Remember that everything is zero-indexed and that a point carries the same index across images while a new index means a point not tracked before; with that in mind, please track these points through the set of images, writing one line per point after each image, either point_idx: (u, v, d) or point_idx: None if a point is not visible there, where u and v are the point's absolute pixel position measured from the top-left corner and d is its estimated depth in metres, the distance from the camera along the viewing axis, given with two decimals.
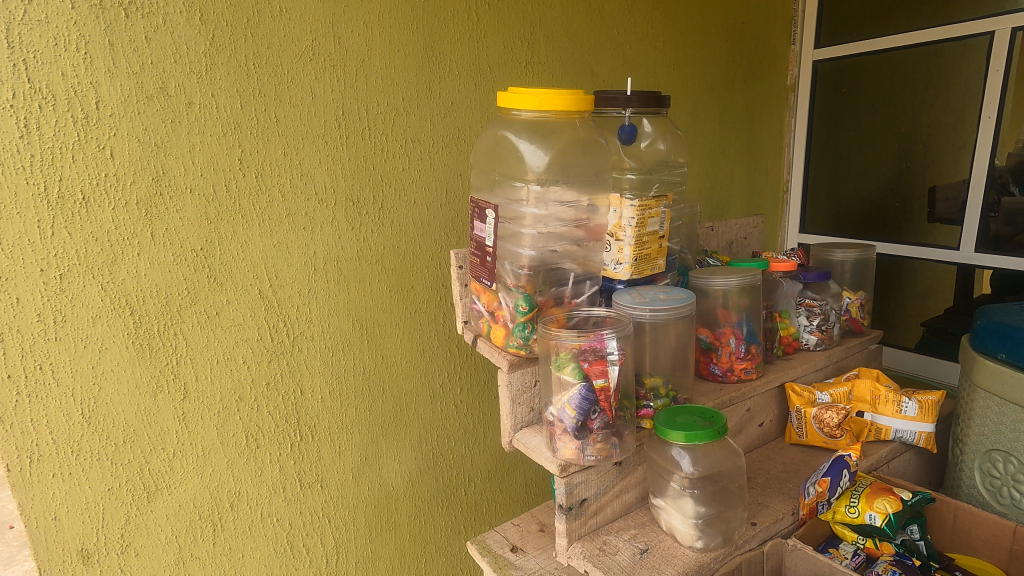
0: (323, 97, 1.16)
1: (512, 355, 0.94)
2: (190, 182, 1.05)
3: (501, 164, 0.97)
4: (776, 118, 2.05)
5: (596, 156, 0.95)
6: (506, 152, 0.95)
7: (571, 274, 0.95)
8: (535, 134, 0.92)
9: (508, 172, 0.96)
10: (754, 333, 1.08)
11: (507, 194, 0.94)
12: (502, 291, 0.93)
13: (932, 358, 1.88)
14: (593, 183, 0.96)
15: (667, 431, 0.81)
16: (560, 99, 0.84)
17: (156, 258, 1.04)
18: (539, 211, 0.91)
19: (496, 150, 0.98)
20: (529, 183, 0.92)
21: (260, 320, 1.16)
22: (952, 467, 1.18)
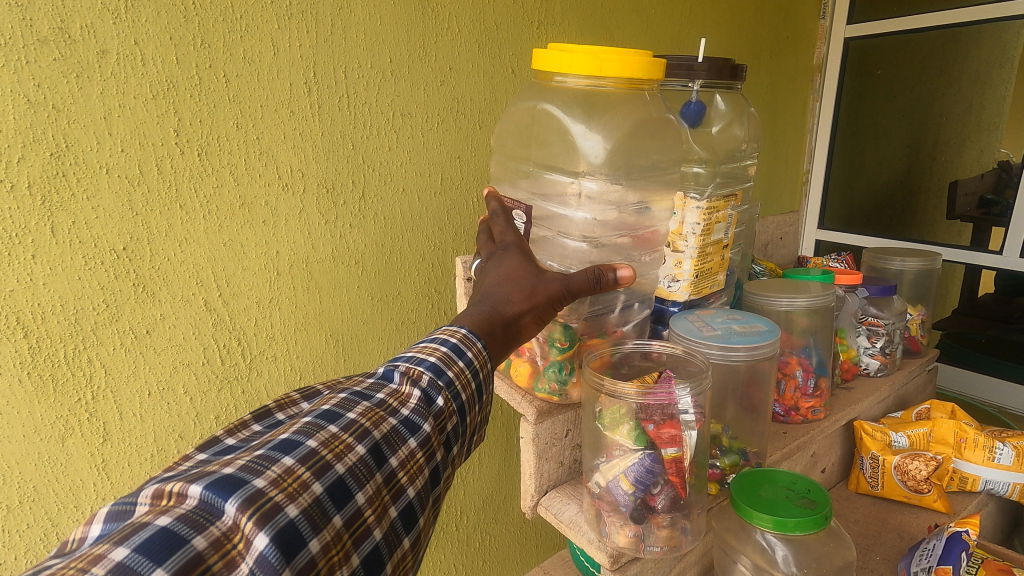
0: (290, 53, 0.89)
1: (540, 401, 0.74)
2: (105, 159, 0.78)
3: (538, 147, 0.77)
4: (799, 101, 1.83)
5: (662, 142, 0.75)
6: (548, 132, 0.75)
7: (619, 299, 0.78)
8: (590, 110, 0.71)
9: (549, 159, 0.75)
10: (824, 364, 0.89)
11: (546, 190, 0.75)
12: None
13: (969, 371, 1.79)
14: (655, 178, 0.76)
15: (749, 512, 0.62)
16: (628, 60, 0.64)
17: (61, 261, 0.78)
18: (588, 217, 0.72)
19: (531, 129, 0.77)
20: (580, 177, 0.72)
21: (206, 339, 0.91)
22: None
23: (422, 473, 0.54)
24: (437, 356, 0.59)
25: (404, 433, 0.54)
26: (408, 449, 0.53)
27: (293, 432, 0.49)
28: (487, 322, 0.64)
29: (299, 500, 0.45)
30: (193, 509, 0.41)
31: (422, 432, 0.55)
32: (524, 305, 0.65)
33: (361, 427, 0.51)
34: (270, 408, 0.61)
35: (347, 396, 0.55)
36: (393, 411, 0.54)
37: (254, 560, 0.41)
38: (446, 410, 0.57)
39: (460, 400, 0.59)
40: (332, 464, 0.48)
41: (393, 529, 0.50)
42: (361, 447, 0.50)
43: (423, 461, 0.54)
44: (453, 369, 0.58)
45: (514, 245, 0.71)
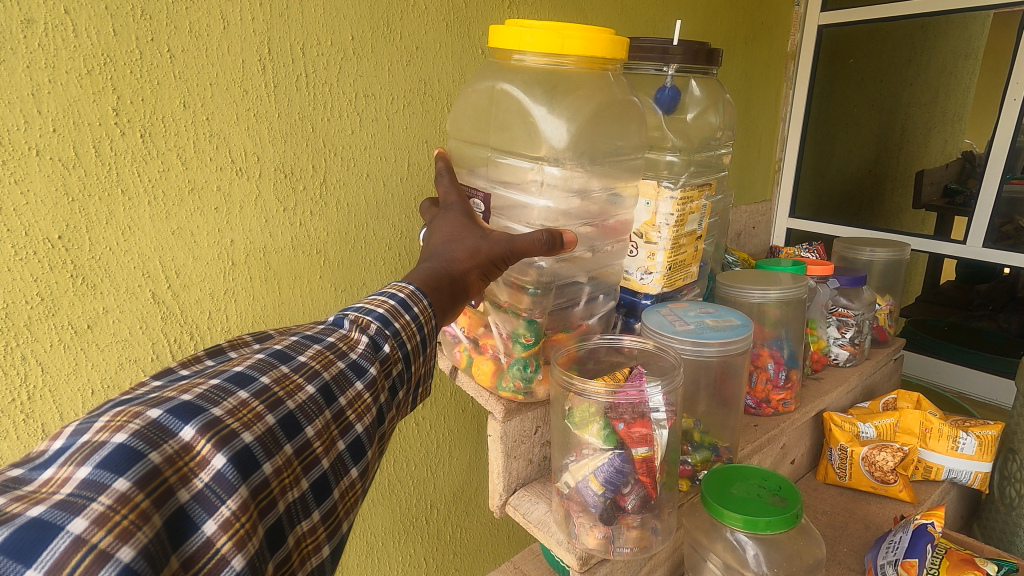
0: (241, 27, 0.83)
1: (506, 401, 0.71)
2: (35, 140, 0.72)
3: (495, 131, 0.72)
4: (773, 89, 1.82)
5: (626, 130, 0.72)
6: (506, 115, 0.71)
7: (583, 291, 0.75)
8: (553, 90, 0.68)
9: (508, 143, 0.71)
10: (795, 356, 0.89)
11: (502, 176, 0.72)
12: (494, 317, 0.72)
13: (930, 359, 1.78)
14: (619, 167, 0.74)
15: (720, 512, 0.61)
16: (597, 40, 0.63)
17: None
18: (548, 207, 0.69)
19: (488, 111, 0.73)
20: (541, 163, 0.68)
21: (155, 333, 0.86)
22: (997, 507, 1.08)
23: (371, 411, 0.53)
24: (385, 308, 0.57)
25: (352, 376, 0.53)
26: (354, 391, 0.52)
27: (247, 366, 0.49)
28: (432, 279, 0.62)
29: (254, 429, 0.44)
30: (148, 426, 0.41)
31: (370, 376, 0.53)
32: (469, 264, 0.65)
33: (312, 368, 0.50)
34: (223, 346, 0.58)
35: (297, 338, 0.54)
36: (343, 354, 0.53)
37: (208, 477, 0.41)
38: (392, 356, 0.56)
39: (407, 348, 0.57)
40: (284, 400, 0.47)
41: (341, 461, 0.50)
42: (312, 386, 0.49)
43: (372, 401, 0.53)
44: (401, 321, 0.57)
45: (457, 206, 0.70)
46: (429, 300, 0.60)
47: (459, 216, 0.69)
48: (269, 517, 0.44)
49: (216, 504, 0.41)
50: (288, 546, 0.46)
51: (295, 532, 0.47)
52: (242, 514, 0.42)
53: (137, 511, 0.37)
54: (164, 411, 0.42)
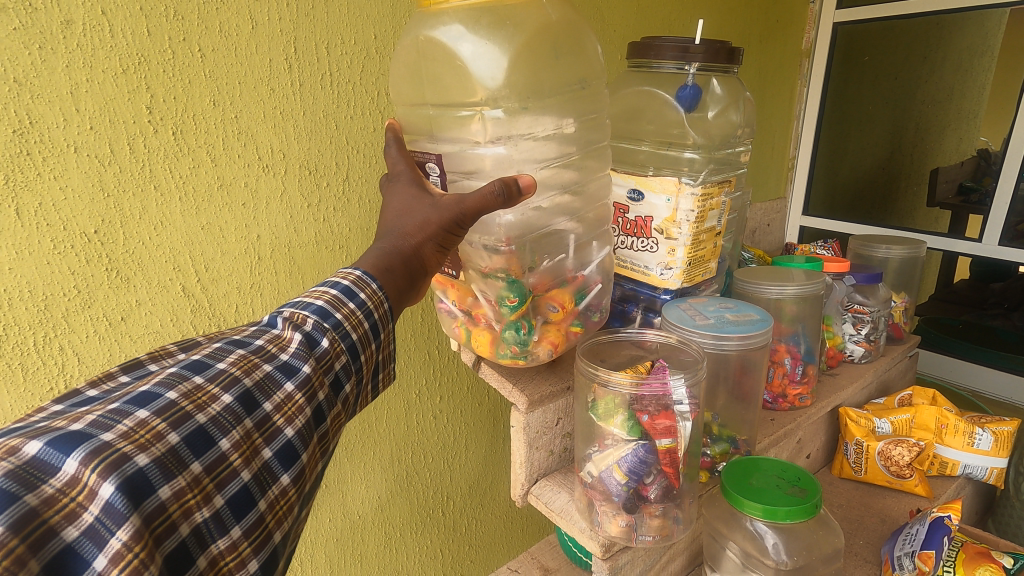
0: (268, 26, 0.85)
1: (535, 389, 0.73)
2: (73, 138, 0.74)
3: (430, 83, 0.72)
4: (786, 86, 1.82)
5: (564, 58, 0.72)
6: (437, 66, 0.70)
7: (569, 237, 0.75)
8: (478, 24, 0.67)
9: (445, 95, 0.71)
10: (812, 352, 0.90)
11: (453, 134, 0.72)
12: (478, 284, 0.73)
13: (943, 356, 1.82)
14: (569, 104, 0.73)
15: (740, 501, 0.62)
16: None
17: (26, 244, 0.74)
18: (503, 149, 0.69)
19: (420, 66, 0.73)
20: (480, 108, 0.68)
21: (184, 325, 0.88)
22: (1011, 502, 1.09)
23: (302, 413, 0.54)
24: (325, 300, 0.60)
25: (281, 378, 0.54)
26: (285, 392, 0.53)
27: (152, 384, 0.49)
28: (384, 262, 0.65)
29: (152, 449, 0.44)
30: (25, 464, 0.39)
31: (302, 375, 0.55)
32: (419, 238, 0.66)
33: (230, 375, 0.51)
34: (141, 360, 0.59)
35: (220, 345, 0.55)
36: (270, 357, 0.55)
37: (99, 509, 0.40)
38: (330, 352, 0.58)
39: (350, 339, 0.60)
40: (193, 414, 0.47)
41: (266, 469, 0.51)
42: (228, 395, 0.50)
43: (303, 402, 0.54)
44: (343, 311, 0.60)
45: (404, 174, 0.71)
46: (380, 284, 0.64)
47: (408, 183, 0.70)
48: (169, 543, 0.44)
49: (107, 537, 0.40)
50: (202, 568, 0.46)
51: (208, 553, 0.46)
52: (136, 544, 0.40)
53: (10, 558, 0.35)
54: (44, 445, 0.41)
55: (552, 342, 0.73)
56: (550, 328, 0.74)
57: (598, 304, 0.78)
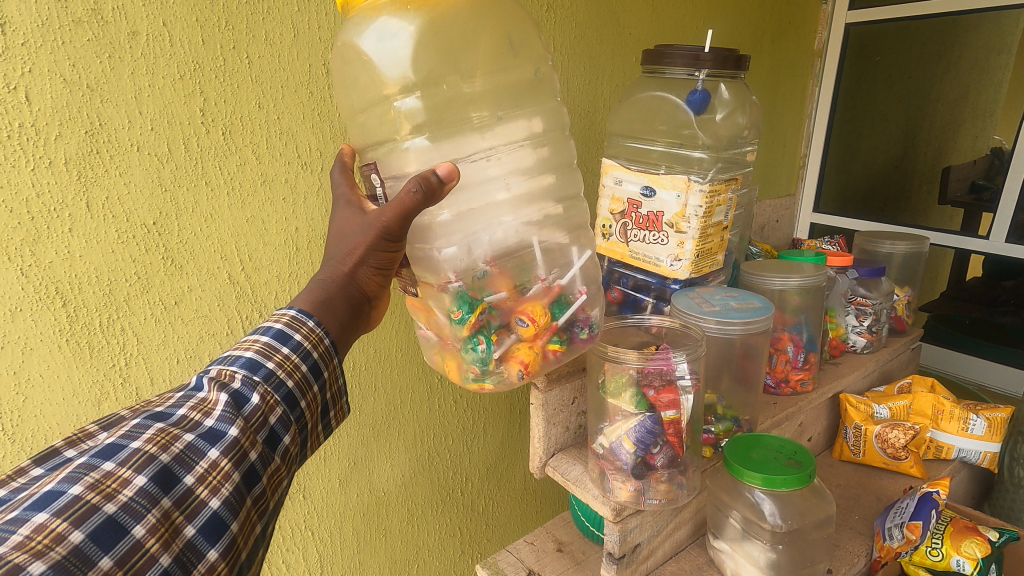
0: (308, 35, 0.93)
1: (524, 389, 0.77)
2: (136, 138, 0.82)
3: (353, 85, 0.77)
4: (798, 86, 1.86)
5: (500, 58, 0.78)
6: (356, 67, 0.75)
7: (531, 241, 0.76)
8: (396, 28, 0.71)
9: (365, 94, 0.76)
10: (814, 340, 0.95)
11: (381, 136, 0.77)
12: (436, 302, 0.75)
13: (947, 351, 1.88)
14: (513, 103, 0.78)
15: (740, 471, 0.69)
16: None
17: (95, 234, 0.81)
18: (427, 142, 0.75)
19: (342, 69, 0.77)
20: (398, 102, 0.74)
21: (230, 310, 0.96)
22: (1006, 486, 1.10)
23: (230, 480, 0.52)
24: (254, 350, 0.61)
25: (203, 446, 0.52)
26: (209, 460, 0.52)
27: (56, 478, 0.46)
28: (317, 301, 0.67)
29: (49, 554, 0.41)
30: None
31: (228, 438, 0.53)
32: (352, 262, 0.68)
33: (146, 453, 0.49)
34: (57, 446, 0.53)
35: (137, 422, 0.52)
36: (193, 425, 0.53)
37: None
38: (262, 406, 0.58)
39: (279, 390, 0.60)
40: (100, 505, 0.45)
41: (191, 548, 0.48)
42: (142, 477, 0.48)
43: (231, 467, 0.52)
44: (276, 358, 0.61)
45: (346, 197, 0.73)
46: (317, 320, 0.66)
47: (347, 203, 0.72)
48: None
49: None
50: None
51: None
52: None
53: None
54: None
55: (521, 361, 0.72)
56: (520, 346, 0.72)
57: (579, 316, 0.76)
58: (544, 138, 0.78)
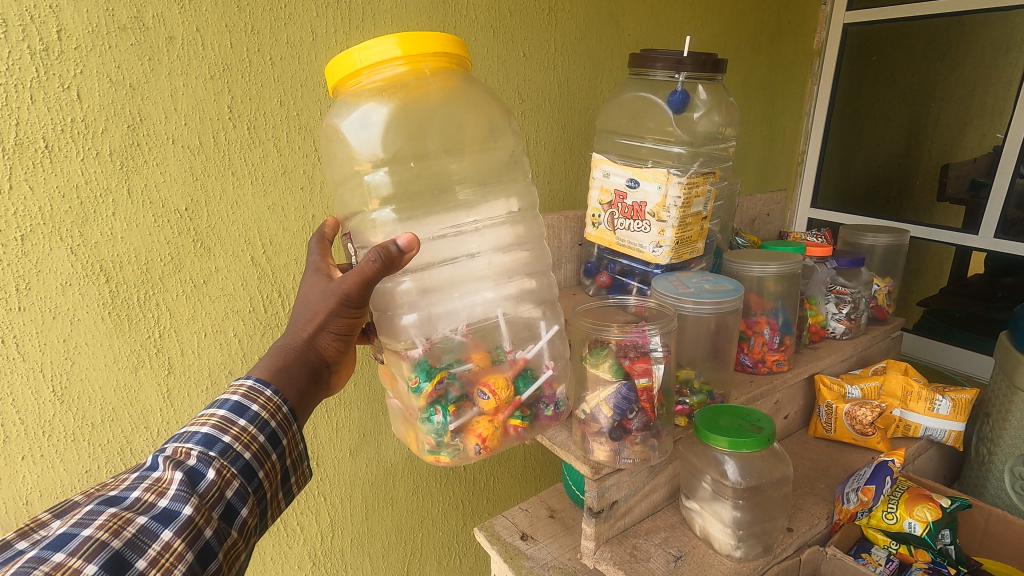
0: (326, 39, 1.01)
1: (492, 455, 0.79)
2: (172, 131, 0.91)
3: (334, 159, 0.82)
4: (797, 85, 1.92)
5: (477, 144, 0.85)
6: (336, 142, 0.80)
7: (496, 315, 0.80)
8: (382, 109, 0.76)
9: (342, 166, 0.82)
10: (789, 324, 1.02)
11: (356, 207, 0.82)
12: (399, 370, 0.79)
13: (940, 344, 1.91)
14: (490, 184, 0.85)
15: (709, 436, 0.76)
16: (414, 41, 0.68)
17: (134, 218, 0.91)
18: (393, 214, 0.80)
19: (327, 143, 0.83)
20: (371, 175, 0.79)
21: (252, 290, 1.05)
22: (974, 465, 1.12)
23: (184, 559, 0.54)
24: (211, 425, 0.65)
25: (155, 528, 0.54)
26: (162, 542, 0.54)
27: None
28: (274, 372, 0.72)
29: None
30: None
31: (182, 517, 0.56)
32: (311, 330, 0.75)
33: (97, 540, 0.50)
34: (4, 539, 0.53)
35: (89, 508, 0.54)
36: (147, 507, 0.55)
37: None
38: (217, 481, 0.61)
39: (235, 465, 0.63)
40: None
41: None
42: (93, 565, 0.49)
43: (184, 547, 0.55)
44: (230, 433, 0.65)
45: (316, 266, 0.81)
46: (275, 388, 0.71)
47: (316, 274, 0.80)
48: None
49: None
50: None
51: None
52: None
53: None
54: None
55: (479, 435, 0.75)
56: (481, 419, 0.75)
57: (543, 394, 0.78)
58: (519, 218, 0.85)
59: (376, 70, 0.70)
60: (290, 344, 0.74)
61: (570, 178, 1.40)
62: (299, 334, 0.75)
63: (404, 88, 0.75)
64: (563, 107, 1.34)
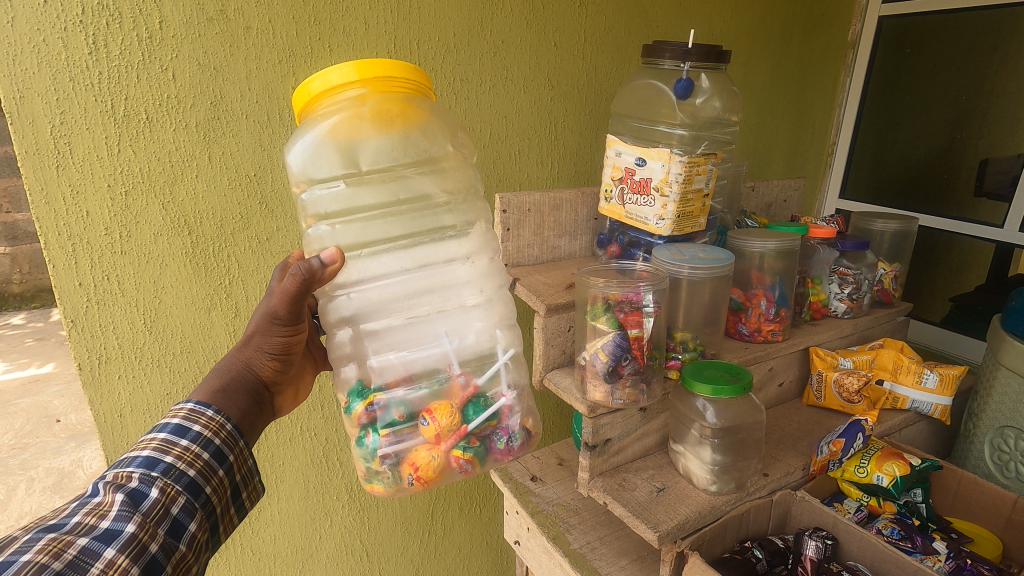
0: (377, 29, 1.14)
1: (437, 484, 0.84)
2: (246, 108, 1.07)
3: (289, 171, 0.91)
4: (828, 77, 1.95)
5: (422, 161, 0.92)
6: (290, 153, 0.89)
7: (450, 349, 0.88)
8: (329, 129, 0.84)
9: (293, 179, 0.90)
10: (785, 297, 1.10)
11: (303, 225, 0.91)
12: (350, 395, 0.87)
13: (951, 333, 1.91)
14: (445, 212, 0.95)
15: (693, 383, 0.86)
16: (370, 67, 0.75)
17: (214, 180, 1.07)
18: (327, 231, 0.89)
19: None
20: (312, 188, 0.88)
21: None
22: (962, 439, 1.29)
23: (128, 573, 0.61)
24: (151, 449, 0.73)
25: (97, 548, 0.60)
26: (105, 560, 0.60)
27: None
28: (209, 395, 0.83)
29: None
30: None
31: (125, 534, 0.63)
32: (247, 353, 0.89)
33: (38, 563, 0.55)
34: None
35: (29, 535, 0.59)
36: (89, 529, 0.61)
37: None
38: (161, 499, 0.68)
39: (178, 485, 0.71)
40: None
41: None
42: None
43: (127, 563, 0.61)
44: (173, 453, 0.73)
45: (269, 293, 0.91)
46: (216, 409, 0.81)
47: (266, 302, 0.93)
48: None
49: None
50: None
51: None
52: None
53: None
54: None
55: (413, 465, 0.80)
56: (419, 449, 0.80)
57: (494, 426, 0.84)
58: (478, 255, 0.94)
59: (335, 94, 0.78)
60: (229, 366, 0.88)
61: (595, 159, 1.51)
62: (238, 357, 0.88)
63: (357, 109, 0.82)
64: (591, 94, 1.44)
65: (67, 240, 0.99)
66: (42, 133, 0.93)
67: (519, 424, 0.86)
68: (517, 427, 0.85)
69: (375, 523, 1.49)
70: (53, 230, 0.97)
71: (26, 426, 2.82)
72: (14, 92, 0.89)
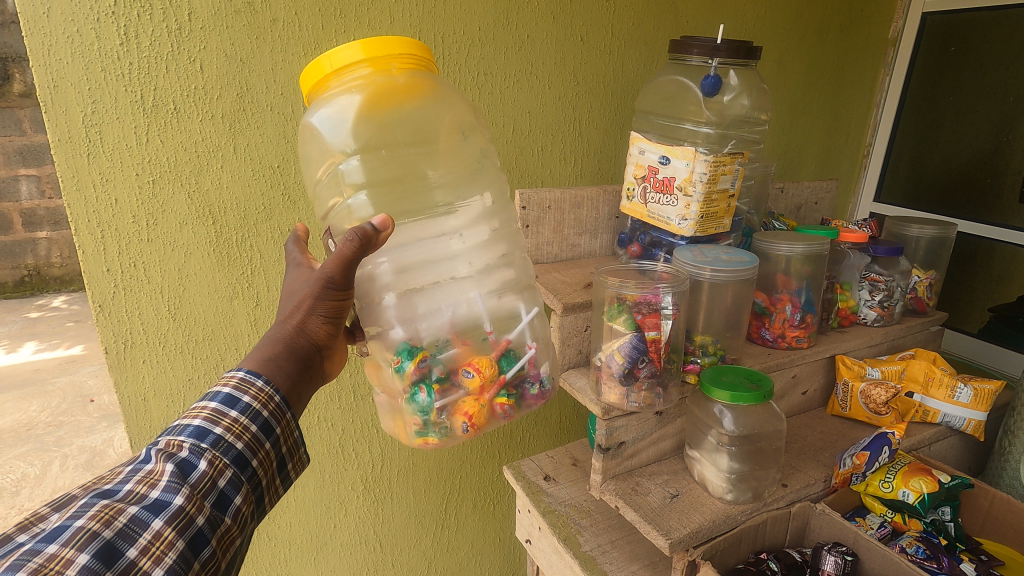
0: (401, 23, 1.14)
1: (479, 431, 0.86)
2: (270, 100, 1.07)
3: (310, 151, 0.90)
4: (866, 75, 1.88)
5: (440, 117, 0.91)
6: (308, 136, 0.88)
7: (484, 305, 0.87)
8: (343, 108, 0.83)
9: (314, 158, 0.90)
10: (812, 303, 1.07)
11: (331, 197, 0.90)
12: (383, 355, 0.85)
13: (992, 346, 1.83)
14: (469, 170, 0.94)
15: (711, 389, 0.84)
16: (378, 46, 0.75)
17: (238, 171, 1.09)
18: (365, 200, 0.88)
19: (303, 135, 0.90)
20: (338, 160, 0.87)
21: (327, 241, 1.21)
22: (995, 457, 1.23)
23: (174, 546, 0.60)
24: (202, 418, 0.70)
25: (147, 517, 0.60)
26: (153, 531, 0.59)
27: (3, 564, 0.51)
28: (261, 362, 0.77)
29: None
30: None
31: (172, 506, 0.62)
32: (298, 318, 0.79)
33: (89, 531, 0.55)
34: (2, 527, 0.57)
35: (85, 500, 0.59)
36: (140, 498, 0.61)
37: None
38: (209, 471, 0.66)
39: (226, 458, 0.69)
40: None
41: None
42: (83, 556, 0.54)
43: (174, 536, 0.60)
44: (223, 423, 0.70)
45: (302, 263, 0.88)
46: (266, 378, 0.76)
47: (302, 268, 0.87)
48: None
49: None
50: None
51: None
52: None
53: None
54: None
55: (466, 414, 0.81)
56: (467, 399, 0.81)
57: (526, 373, 0.85)
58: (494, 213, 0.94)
59: (343, 75, 0.77)
60: (281, 333, 0.79)
61: (619, 157, 1.48)
62: (289, 324, 0.79)
63: (375, 83, 0.80)
64: (617, 90, 1.42)
65: (97, 227, 1.01)
66: (74, 123, 0.95)
67: (547, 370, 0.88)
68: (546, 373, 0.88)
69: (389, 515, 1.51)
70: (83, 217, 1.00)
71: (62, 404, 2.93)
72: (49, 82, 0.92)
